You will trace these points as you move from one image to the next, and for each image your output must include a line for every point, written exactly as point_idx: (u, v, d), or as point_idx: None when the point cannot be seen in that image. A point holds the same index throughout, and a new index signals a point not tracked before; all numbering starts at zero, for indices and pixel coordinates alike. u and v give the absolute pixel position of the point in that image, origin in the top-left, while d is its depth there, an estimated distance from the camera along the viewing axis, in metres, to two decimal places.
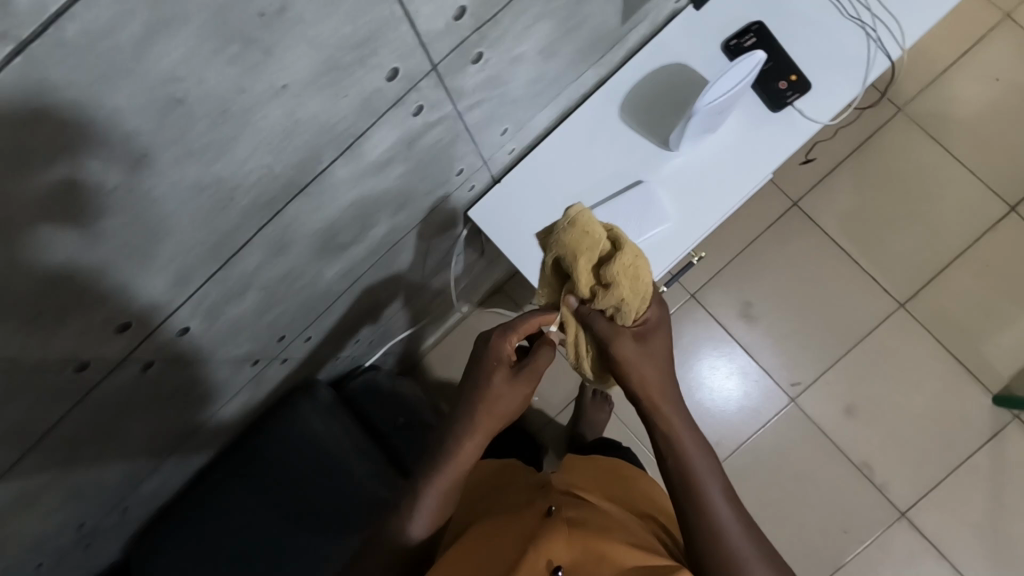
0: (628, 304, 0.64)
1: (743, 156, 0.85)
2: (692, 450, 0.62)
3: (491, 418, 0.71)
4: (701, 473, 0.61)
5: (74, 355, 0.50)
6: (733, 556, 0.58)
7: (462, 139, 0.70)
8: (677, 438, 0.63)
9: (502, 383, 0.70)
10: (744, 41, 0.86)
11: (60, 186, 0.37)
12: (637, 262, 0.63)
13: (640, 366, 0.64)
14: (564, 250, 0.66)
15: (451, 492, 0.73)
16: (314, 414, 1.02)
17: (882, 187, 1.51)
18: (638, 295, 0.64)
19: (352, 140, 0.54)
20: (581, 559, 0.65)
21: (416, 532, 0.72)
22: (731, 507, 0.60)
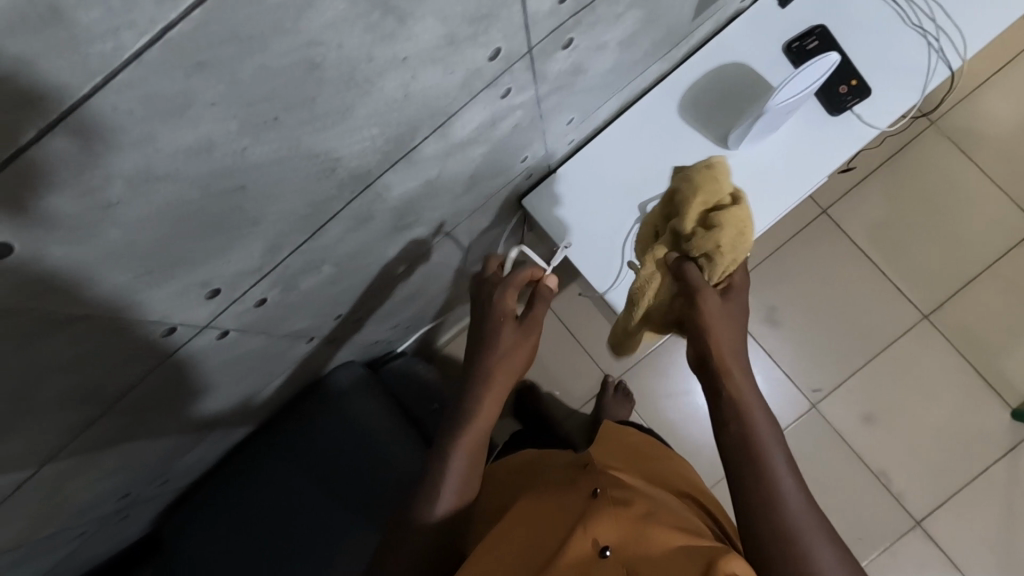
0: (721, 256, 0.66)
1: (801, 157, 0.86)
2: (758, 418, 0.60)
3: (502, 371, 0.75)
4: (767, 441, 0.59)
5: (166, 317, 0.50)
6: (790, 527, 0.55)
7: (535, 125, 0.71)
8: (744, 404, 0.61)
9: (508, 337, 0.75)
10: (807, 43, 0.86)
11: (198, 146, 0.36)
12: (747, 224, 0.67)
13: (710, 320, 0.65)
14: (686, 184, 0.68)
15: (475, 455, 0.74)
16: (349, 391, 1.02)
17: (912, 199, 1.53)
18: (733, 253, 0.66)
19: (446, 118, 0.55)
20: (629, 537, 0.62)
21: (445, 499, 0.71)
22: (794, 479, 0.58)
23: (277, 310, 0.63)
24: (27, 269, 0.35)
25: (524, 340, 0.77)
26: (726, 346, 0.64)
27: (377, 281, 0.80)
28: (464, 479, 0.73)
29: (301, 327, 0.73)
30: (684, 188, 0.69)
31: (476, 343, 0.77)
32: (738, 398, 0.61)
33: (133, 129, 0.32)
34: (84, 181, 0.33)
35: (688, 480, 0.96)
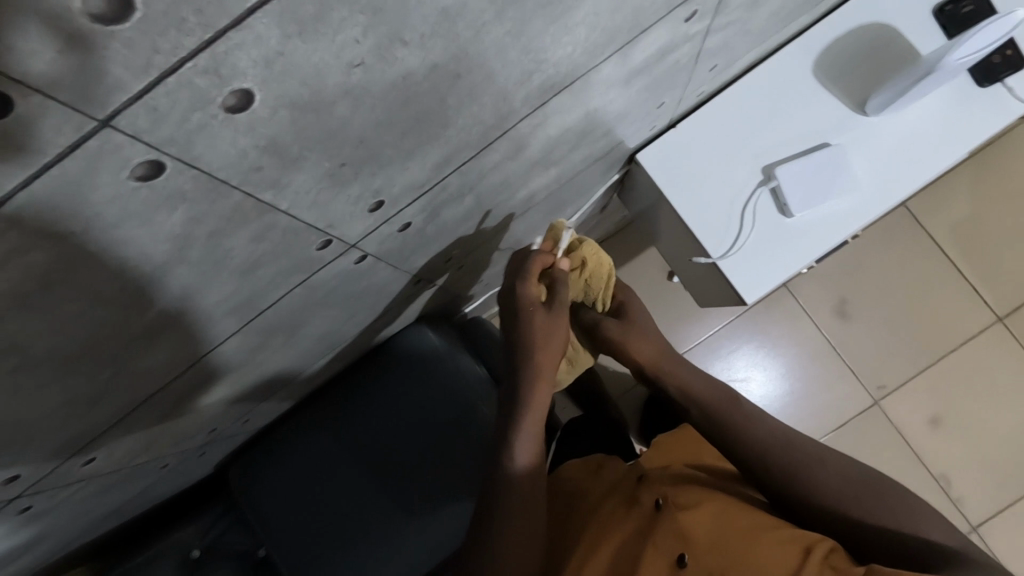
0: (594, 287, 0.75)
1: (947, 131, 0.81)
2: (711, 399, 0.70)
3: (548, 355, 0.68)
4: (732, 416, 0.69)
5: (327, 228, 0.45)
6: (813, 478, 0.64)
7: (689, 65, 0.66)
8: (695, 395, 0.71)
9: (542, 323, 0.67)
10: (961, 7, 0.81)
11: (450, 10, 0.31)
12: (598, 250, 0.74)
13: (638, 347, 0.74)
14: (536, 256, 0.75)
15: (537, 449, 0.69)
16: (416, 362, 0.97)
17: (996, 197, 1.47)
18: (600, 278, 0.74)
19: (636, 36, 0.50)
20: (699, 548, 0.63)
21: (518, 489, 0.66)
22: (772, 433, 0.67)
23: (412, 239, 0.58)
24: (253, 136, 0.30)
25: (557, 324, 0.68)
26: (653, 353, 0.74)
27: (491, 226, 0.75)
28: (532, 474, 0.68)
29: (418, 266, 0.69)
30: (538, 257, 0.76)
31: (512, 344, 0.70)
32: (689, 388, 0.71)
33: None
34: (345, 31, 0.28)
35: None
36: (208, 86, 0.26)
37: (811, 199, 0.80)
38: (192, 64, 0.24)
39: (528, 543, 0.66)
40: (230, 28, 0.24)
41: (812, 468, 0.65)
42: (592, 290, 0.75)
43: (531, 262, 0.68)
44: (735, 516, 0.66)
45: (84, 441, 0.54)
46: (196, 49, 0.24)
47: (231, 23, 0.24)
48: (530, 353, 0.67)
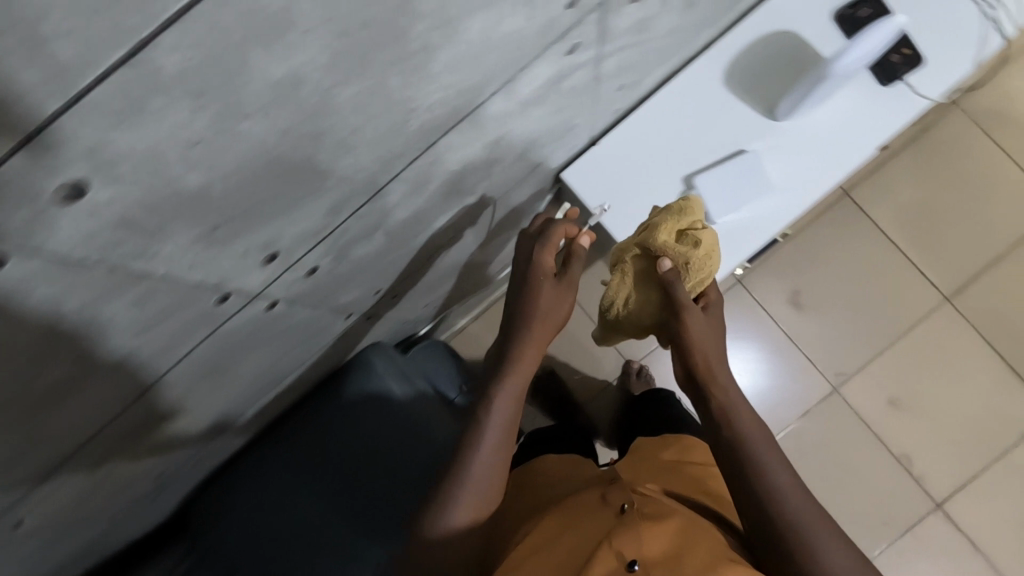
0: (692, 275, 0.75)
1: (856, 131, 0.84)
2: (748, 423, 0.69)
3: (545, 327, 0.68)
4: (757, 440, 0.68)
5: (222, 283, 0.46)
6: (809, 546, 0.61)
7: (591, 87, 0.68)
8: (735, 413, 0.69)
9: (550, 293, 0.68)
10: (859, 11, 0.83)
11: (285, 81, 0.33)
12: (714, 246, 0.76)
13: (701, 340, 0.73)
14: (664, 220, 0.77)
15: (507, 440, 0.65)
16: (381, 390, 0.99)
17: (936, 181, 1.50)
18: (704, 267, 0.75)
19: (516, 72, 0.51)
20: (651, 557, 0.63)
21: (478, 480, 0.63)
22: (786, 472, 0.66)
23: (326, 279, 0.60)
24: (100, 217, 0.31)
25: (564, 297, 0.70)
26: (711, 356, 0.72)
27: (444, 245, 0.80)
28: (498, 463, 0.64)
29: (345, 301, 0.70)
30: (664, 222, 0.77)
31: (511, 302, 0.70)
32: (729, 406, 0.70)
33: (228, 53, 0.29)
34: (171, 115, 0.29)
35: (701, 476, 0.92)
36: (33, 181, 0.27)
37: (731, 205, 0.83)
38: (4, 168, 0.25)
39: (491, 496, 0.64)
40: (37, 133, 0.25)
41: (798, 509, 0.64)
42: (686, 278, 0.75)
43: (556, 227, 0.71)
44: (694, 542, 0.66)
45: (8, 504, 0.54)
46: (8, 152, 0.25)
47: (38, 128, 0.25)
48: (529, 323, 0.67)
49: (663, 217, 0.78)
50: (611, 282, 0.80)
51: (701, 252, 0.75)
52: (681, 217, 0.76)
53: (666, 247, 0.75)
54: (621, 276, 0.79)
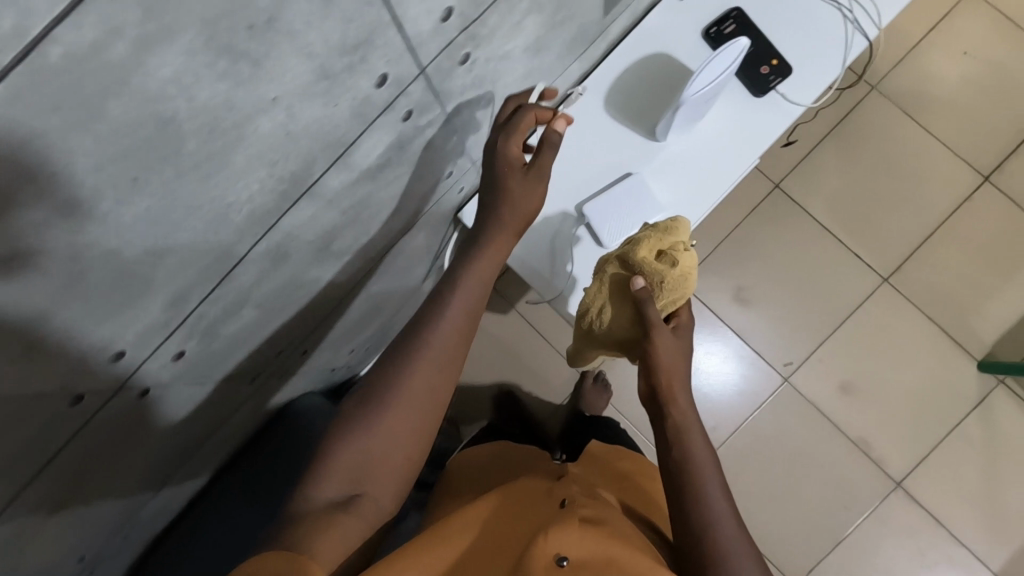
0: (667, 295, 0.77)
1: (735, 144, 0.86)
2: (699, 448, 0.69)
3: (516, 221, 0.69)
4: (703, 464, 0.67)
5: (69, 388, 0.48)
6: None
7: (451, 138, 0.70)
8: (687, 437, 0.69)
9: (520, 185, 0.69)
10: (724, 28, 0.86)
11: (47, 217, 0.35)
12: (691, 270, 0.78)
13: (669, 360, 0.73)
14: (647, 237, 0.79)
15: (467, 330, 0.65)
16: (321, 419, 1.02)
17: (863, 166, 1.52)
18: (679, 288, 0.77)
19: (344, 148, 0.53)
20: (585, 560, 0.60)
21: (435, 364, 0.62)
22: (726, 503, 0.66)
23: (200, 356, 0.62)
24: None
25: (532, 191, 0.70)
26: (675, 377, 0.73)
27: (343, 297, 0.82)
28: (456, 344, 0.63)
29: (238, 367, 0.72)
30: (647, 239, 0.79)
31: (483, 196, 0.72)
32: (685, 429, 0.70)
33: None
34: None
35: (648, 494, 0.91)
36: None
37: (622, 228, 0.85)
38: None
39: (445, 381, 0.62)
40: None
41: (732, 541, 0.63)
42: (661, 297, 0.76)
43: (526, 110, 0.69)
44: (630, 547, 0.63)
45: None
46: None
47: None
48: (499, 211, 0.69)
49: (647, 235, 0.80)
50: (589, 292, 0.82)
51: (677, 274, 0.76)
52: (663, 236, 0.78)
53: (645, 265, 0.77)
54: (600, 286, 0.81)
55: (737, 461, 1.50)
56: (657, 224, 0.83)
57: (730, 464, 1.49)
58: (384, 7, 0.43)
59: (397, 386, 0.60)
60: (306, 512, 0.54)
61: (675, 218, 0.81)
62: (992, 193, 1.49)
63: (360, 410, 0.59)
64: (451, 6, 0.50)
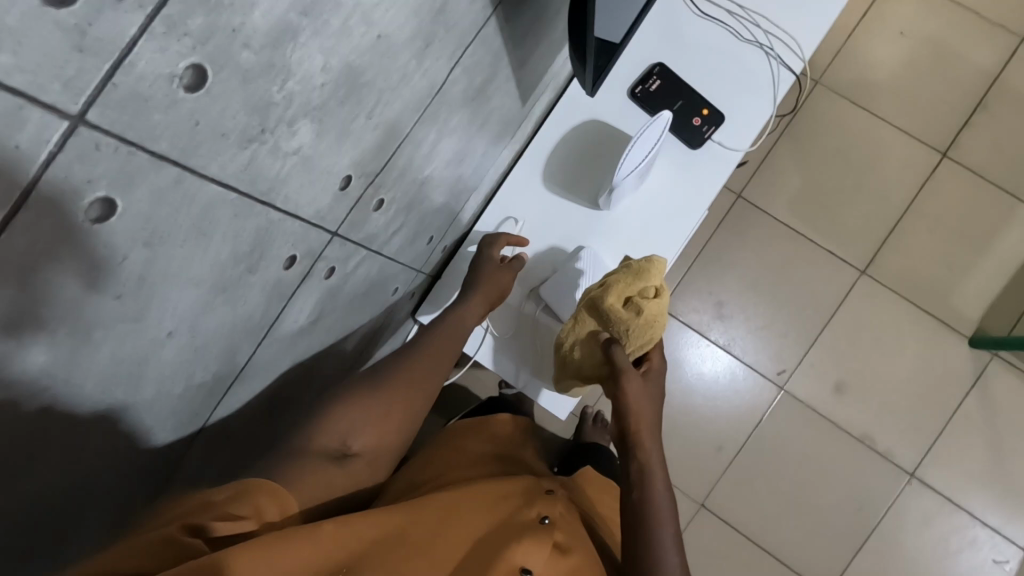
0: (635, 341, 0.75)
1: (680, 196, 0.85)
2: (660, 489, 0.67)
3: (489, 290, 0.79)
4: (661, 510, 0.65)
5: None
6: None
7: (390, 264, 0.68)
8: (650, 477, 0.67)
9: (490, 271, 0.79)
10: (649, 85, 0.84)
11: None
12: (659, 316, 0.75)
13: (639, 403, 0.71)
14: (617, 281, 0.75)
15: (451, 351, 0.74)
16: None
17: (821, 162, 1.51)
18: (645, 335, 0.75)
19: (269, 325, 0.52)
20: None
21: (426, 369, 0.71)
22: (678, 552, 0.64)
23: None
24: None
25: (504, 274, 0.80)
26: (644, 415, 0.71)
27: None
28: (441, 359, 0.73)
29: None
30: (617, 283, 0.75)
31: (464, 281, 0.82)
32: (649, 470, 0.68)
33: None
34: None
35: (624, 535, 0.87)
36: None
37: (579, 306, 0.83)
38: None
39: (431, 384, 0.71)
40: None
41: None
42: (630, 341, 0.75)
43: (502, 234, 0.81)
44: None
45: None
46: None
47: None
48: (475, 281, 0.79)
49: (617, 277, 0.76)
50: (562, 330, 0.80)
51: (643, 322, 0.74)
52: (633, 282, 0.74)
53: (612, 312, 0.74)
54: (570, 326, 0.78)
55: (749, 478, 1.48)
56: (624, 262, 0.79)
57: (742, 480, 1.47)
58: (270, 210, 0.42)
59: (395, 390, 0.66)
60: (302, 450, 0.58)
61: (652, 257, 0.76)
62: (953, 168, 1.48)
63: (361, 388, 0.66)
64: (349, 174, 0.48)
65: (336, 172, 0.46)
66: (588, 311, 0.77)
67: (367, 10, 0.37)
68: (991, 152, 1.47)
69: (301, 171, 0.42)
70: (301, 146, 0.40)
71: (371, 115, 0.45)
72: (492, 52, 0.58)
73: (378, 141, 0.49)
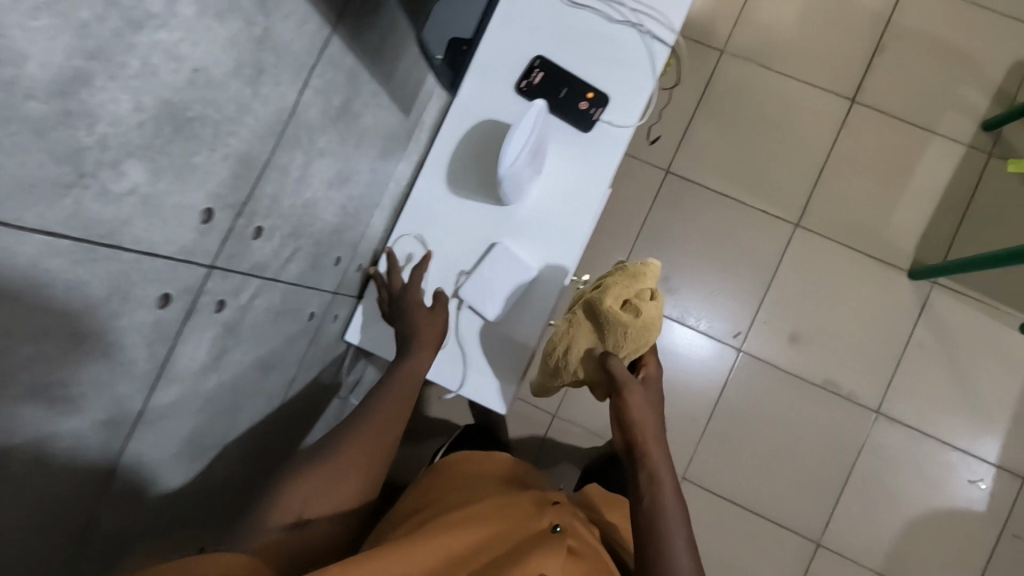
0: (631, 344, 0.78)
1: (581, 181, 0.87)
2: (668, 492, 0.70)
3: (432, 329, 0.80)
4: (671, 513, 0.68)
5: None
6: None
7: (295, 289, 0.69)
8: (658, 479, 0.70)
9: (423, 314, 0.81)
10: (532, 79, 0.87)
11: None
12: (655, 320, 0.78)
13: (640, 407, 0.75)
14: (616, 284, 0.78)
15: (405, 403, 0.74)
16: None
17: (739, 126, 1.55)
18: (642, 338, 0.78)
19: (159, 368, 0.52)
20: None
21: (384, 419, 0.71)
22: (690, 554, 0.66)
23: None
24: None
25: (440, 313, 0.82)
26: (648, 420, 0.74)
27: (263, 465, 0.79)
28: (396, 410, 0.73)
29: None
30: (615, 285, 0.78)
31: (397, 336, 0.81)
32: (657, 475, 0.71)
33: None
34: None
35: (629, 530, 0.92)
36: None
37: (501, 299, 0.85)
38: None
39: (388, 433, 0.71)
40: None
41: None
42: (629, 346, 0.78)
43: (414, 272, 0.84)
44: None
45: None
46: None
47: None
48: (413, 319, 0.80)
49: (615, 280, 0.79)
50: (556, 330, 0.82)
51: (641, 325, 0.77)
52: (629, 286, 0.77)
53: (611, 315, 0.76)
54: (566, 329, 0.81)
55: (725, 444, 1.49)
56: (617, 266, 0.82)
57: (719, 447, 1.49)
58: (120, 252, 0.43)
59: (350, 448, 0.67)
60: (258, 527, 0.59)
61: (646, 262, 0.79)
62: (863, 112, 1.53)
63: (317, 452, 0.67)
64: (208, 206, 0.49)
65: (191, 206, 0.47)
66: (586, 314, 0.80)
67: (171, 47, 0.39)
68: (897, 91, 1.53)
69: (145, 211, 0.43)
70: (136, 186, 0.41)
71: (215, 147, 0.47)
72: (346, 71, 0.59)
73: (233, 171, 0.50)
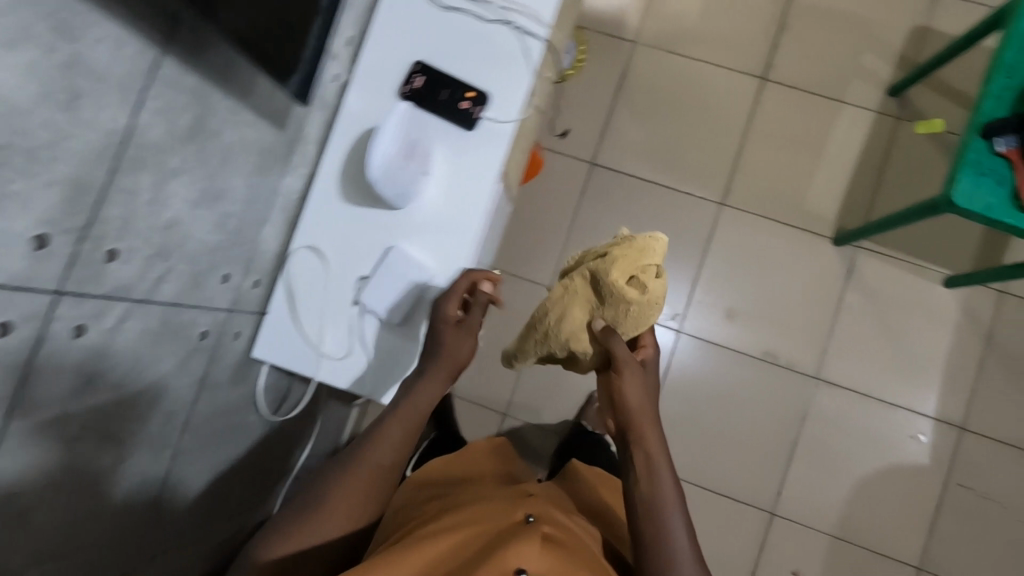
0: (632, 321, 0.78)
1: (469, 178, 0.89)
2: (664, 484, 0.70)
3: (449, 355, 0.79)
4: (670, 505, 0.69)
5: None
6: None
7: (174, 309, 0.70)
8: (656, 467, 0.71)
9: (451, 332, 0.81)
10: (414, 83, 0.89)
11: None
12: (659, 298, 0.78)
13: (637, 391, 0.76)
14: (625, 256, 0.76)
15: (410, 435, 0.74)
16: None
17: (657, 114, 1.59)
18: (645, 315, 0.78)
19: (14, 398, 0.52)
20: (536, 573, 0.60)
21: (384, 454, 0.71)
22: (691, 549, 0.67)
23: None
24: None
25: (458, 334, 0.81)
26: (644, 410, 0.75)
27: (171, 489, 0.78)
28: (400, 442, 0.72)
29: None
30: (625, 258, 0.76)
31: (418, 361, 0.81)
32: (654, 469, 0.71)
33: None
34: None
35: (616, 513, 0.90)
36: None
37: (399, 300, 0.87)
38: None
39: (391, 468, 0.71)
40: None
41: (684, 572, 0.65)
42: (630, 323, 0.78)
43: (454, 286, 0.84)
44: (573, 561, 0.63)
45: None
46: None
47: None
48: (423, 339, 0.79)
49: (625, 251, 0.77)
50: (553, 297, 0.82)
51: (646, 303, 0.77)
52: (637, 260, 0.76)
53: (618, 288, 0.75)
54: (564, 295, 0.81)
55: (675, 425, 1.51)
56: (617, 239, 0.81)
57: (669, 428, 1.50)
58: None
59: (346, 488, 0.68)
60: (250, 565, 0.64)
61: (656, 237, 0.78)
62: (774, 89, 1.57)
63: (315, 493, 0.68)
64: (41, 232, 0.50)
65: (18, 233, 0.48)
66: (592, 283, 0.79)
67: None
68: (804, 66, 1.57)
69: None
70: None
71: (35, 174, 0.48)
72: (189, 91, 0.61)
73: (64, 196, 0.51)
